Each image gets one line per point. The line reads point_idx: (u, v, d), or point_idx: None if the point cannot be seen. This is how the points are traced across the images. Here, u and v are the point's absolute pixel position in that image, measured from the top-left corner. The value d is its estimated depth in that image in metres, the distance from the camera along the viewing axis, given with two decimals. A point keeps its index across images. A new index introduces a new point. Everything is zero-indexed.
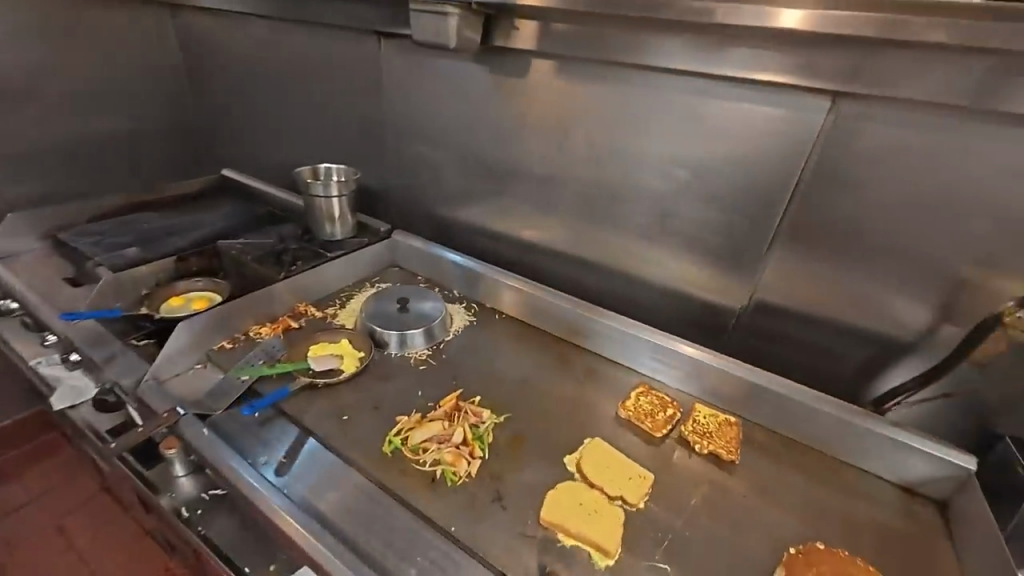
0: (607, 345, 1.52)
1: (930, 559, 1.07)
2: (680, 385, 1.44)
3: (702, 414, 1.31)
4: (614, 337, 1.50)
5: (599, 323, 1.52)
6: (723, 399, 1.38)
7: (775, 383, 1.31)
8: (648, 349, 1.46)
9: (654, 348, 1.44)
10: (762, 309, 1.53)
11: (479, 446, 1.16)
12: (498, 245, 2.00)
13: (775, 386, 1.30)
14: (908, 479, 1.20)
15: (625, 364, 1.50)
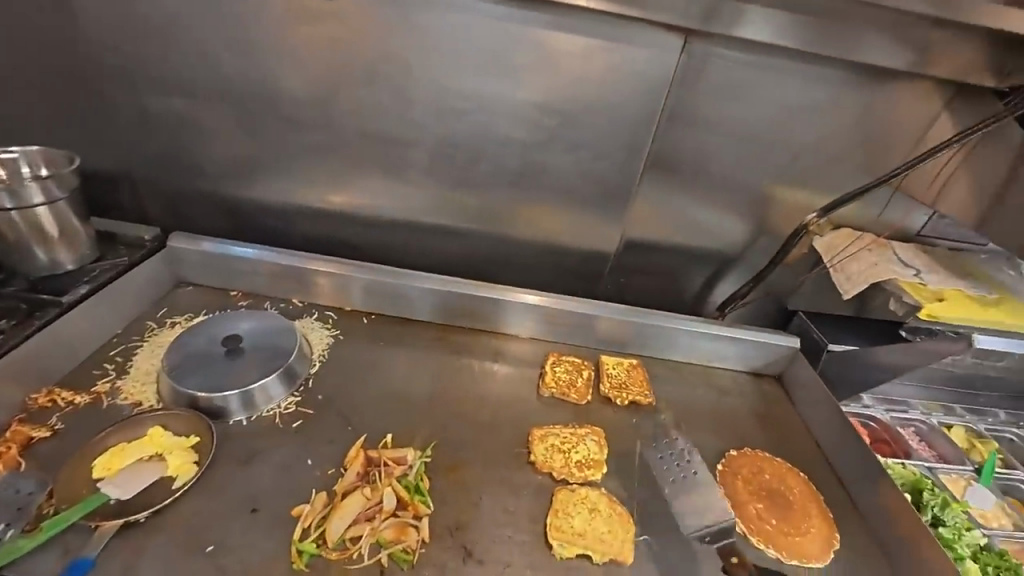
0: (503, 322, 1.40)
1: (790, 426, 1.33)
2: (583, 343, 1.43)
3: (611, 365, 1.35)
4: (509, 311, 1.39)
5: (489, 301, 1.37)
6: (623, 345, 1.43)
7: (661, 317, 1.42)
8: (549, 316, 1.40)
9: (551, 313, 1.38)
10: (629, 248, 1.60)
11: (420, 501, 0.94)
12: (333, 227, 1.57)
13: (662, 321, 1.41)
14: (756, 366, 1.46)
15: (528, 336, 1.42)
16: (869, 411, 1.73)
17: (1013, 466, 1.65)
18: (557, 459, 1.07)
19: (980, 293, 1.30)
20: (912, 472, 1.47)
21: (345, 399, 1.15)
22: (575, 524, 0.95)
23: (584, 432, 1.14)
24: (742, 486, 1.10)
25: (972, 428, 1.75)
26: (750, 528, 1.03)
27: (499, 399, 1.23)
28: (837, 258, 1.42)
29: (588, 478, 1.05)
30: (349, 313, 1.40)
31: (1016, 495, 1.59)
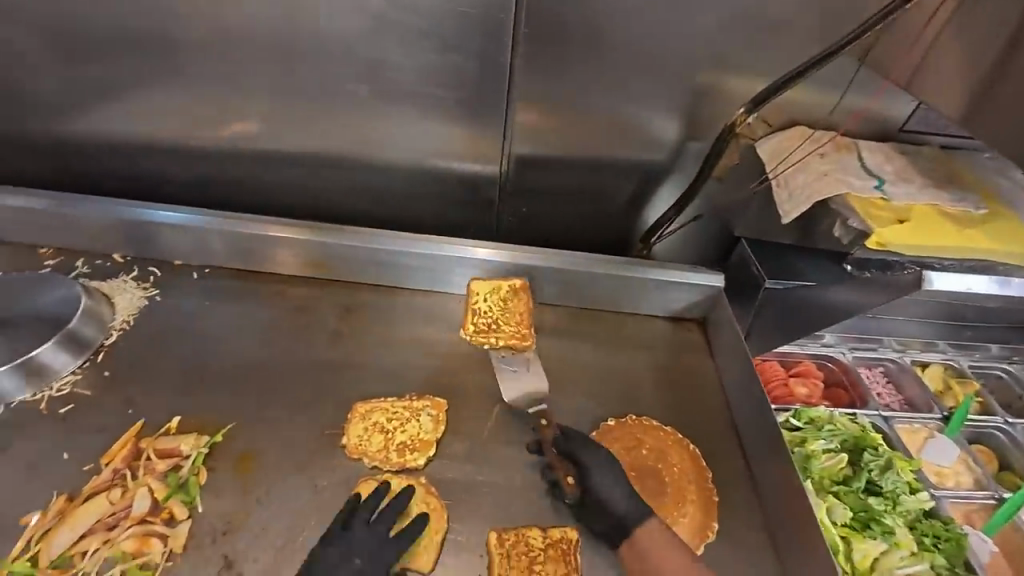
0: (440, 282, 1.17)
1: (700, 381, 1.10)
2: (456, 291, 1.17)
3: (483, 297, 1.09)
4: (445, 268, 1.15)
5: (419, 255, 1.13)
6: None
7: (551, 257, 1.15)
8: (410, 261, 1.14)
9: (495, 268, 1.15)
10: (523, 169, 1.29)
11: (182, 501, 0.78)
12: (162, 161, 1.30)
13: (550, 261, 1.14)
14: (676, 310, 1.20)
15: (389, 286, 1.17)
16: (829, 351, 1.48)
17: (992, 410, 1.41)
18: (373, 441, 0.88)
19: (965, 209, 0.97)
20: (858, 426, 1.23)
21: (138, 373, 0.97)
22: (368, 526, 0.79)
23: (421, 404, 0.94)
24: (610, 462, 0.88)
25: (954, 367, 1.49)
26: (603, 519, 0.83)
27: (334, 364, 1.03)
28: (780, 170, 1.08)
29: (408, 462, 0.87)
30: (177, 268, 1.18)
31: (989, 443, 1.37)
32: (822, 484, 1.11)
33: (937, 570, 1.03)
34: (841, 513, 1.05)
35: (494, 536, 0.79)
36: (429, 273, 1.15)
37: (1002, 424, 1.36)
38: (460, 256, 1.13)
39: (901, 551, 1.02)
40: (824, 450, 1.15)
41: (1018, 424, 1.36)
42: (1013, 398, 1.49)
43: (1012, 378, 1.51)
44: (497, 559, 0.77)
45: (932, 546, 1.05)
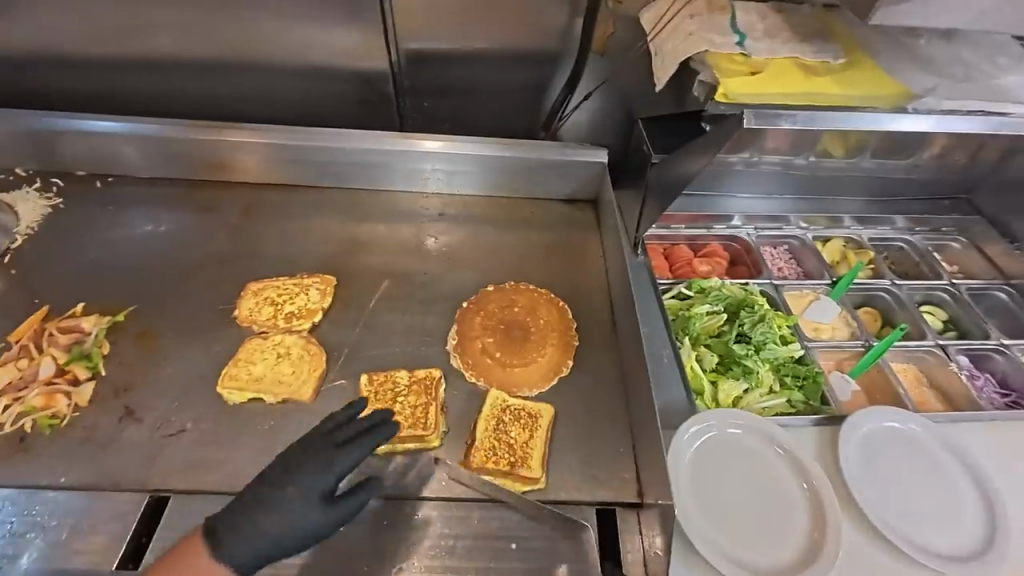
0: (394, 177, 1.22)
1: (586, 253, 1.17)
2: (439, 189, 1.24)
3: (381, 397, 0.87)
4: (399, 163, 1.20)
5: (377, 151, 1.18)
6: (479, 186, 1.24)
7: (501, 146, 1.21)
8: (386, 162, 1.20)
9: (445, 160, 1.20)
10: (415, 62, 1.28)
11: (86, 367, 0.87)
12: (50, 75, 1.28)
13: (497, 150, 1.20)
14: (570, 190, 1.26)
15: (380, 189, 1.23)
16: (734, 232, 1.55)
17: (882, 275, 1.50)
18: (263, 312, 0.97)
19: (824, 61, 0.99)
20: (746, 290, 1.33)
21: (45, 271, 1.03)
22: (254, 371, 0.88)
23: (309, 281, 1.02)
24: (471, 324, 0.98)
25: (854, 239, 1.56)
26: (467, 363, 0.93)
27: (232, 255, 1.09)
28: (656, 37, 1.09)
29: (292, 327, 0.95)
30: (81, 178, 1.21)
31: (875, 305, 1.47)
32: (698, 340, 1.21)
33: (794, 404, 1.15)
34: (709, 360, 1.17)
35: (364, 379, 0.89)
36: (408, 174, 1.21)
37: (889, 287, 1.45)
38: (409, 149, 1.17)
39: (759, 389, 1.14)
40: (707, 312, 1.25)
41: (902, 285, 1.45)
42: (909, 267, 1.55)
43: (911, 249, 1.57)
44: (368, 397, 0.87)
45: (793, 386, 1.17)
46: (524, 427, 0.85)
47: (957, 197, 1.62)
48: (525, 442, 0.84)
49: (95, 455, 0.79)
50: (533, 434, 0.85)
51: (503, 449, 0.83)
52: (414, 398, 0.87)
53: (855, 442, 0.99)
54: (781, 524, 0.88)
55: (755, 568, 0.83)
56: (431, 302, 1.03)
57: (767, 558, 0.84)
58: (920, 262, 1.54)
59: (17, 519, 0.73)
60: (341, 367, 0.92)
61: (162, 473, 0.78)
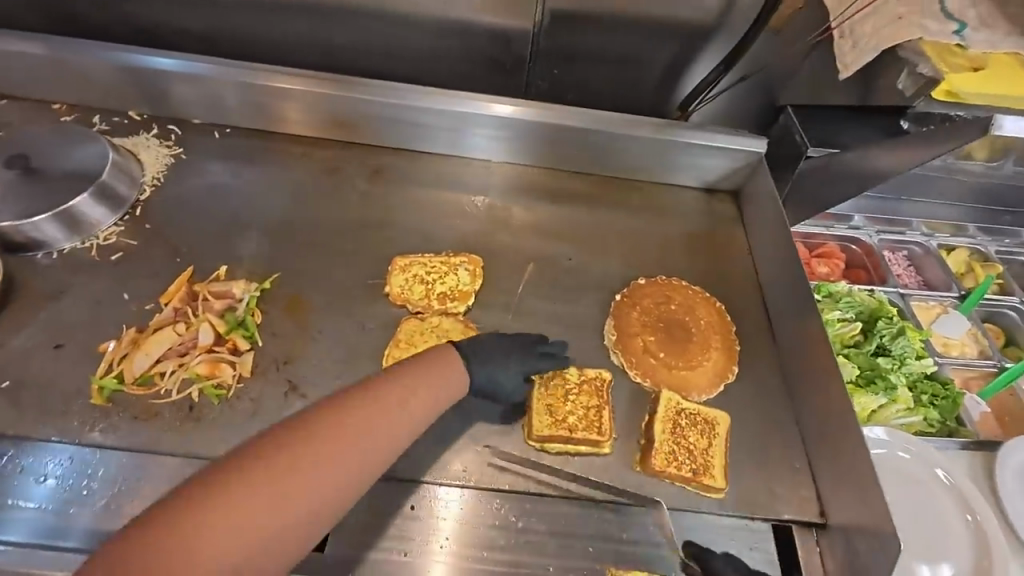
0: (455, 143, 1.13)
1: (730, 250, 1.10)
2: (501, 157, 1.15)
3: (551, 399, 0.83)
4: (460, 127, 1.11)
5: (439, 112, 1.09)
6: (543, 157, 1.14)
7: (576, 117, 1.10)
8: (447, 124, 1.10)
9: (516, 127, 1.09)
10: (557, 24, 1.17)
11: (243, 336, 0.84)
12: (164, 10, 1.18)
13: (575, 123, 1.09)
14: (711, 180, 1.17)
15: (431, 152, 1.15)
16: (855, 233, 1.48)
17: (1010, 292, 1.43)
18: (414, 290, 0.92)
19: None
20: (876, 299, 1.27)
21: (178, 227, 0.98)
22: (418, 355, 0.84)
23: (457, 260, 0.96)
24: (629, 320, 0.93)
25: (979, 251, 1.49)
26: (630, 361, 0.89)
27: (368, 223, 1.03)
28: (845, 18, 0.97)
29: (447, 309, 0.91)
30: (200, 128, 1.14)
31: (1000, 323, 1.40)
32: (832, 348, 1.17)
33: (931, 423, 1.11)
34: (847, 371, 1.12)
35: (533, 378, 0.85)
36: (471, 138, 1.12)
37: (1018, 305, 1.39)
38: (478, 111, 1.08)
39: (898, 405, 1.10)
40: (840, 319, 1.20)
41: None
42: None
43: None
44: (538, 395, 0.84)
45: (928, 404, 1.13)
46: (703, 434, 0.82)
47: None
48: (703, 447, 0.81)
49: (267, 430, 0.77)
50: (710, 441, 0.81)
51: (679, 448, 0.80)
52: (585, 399, 0.84)
53: (1011, 469, 0.96)
54: (939, 547, 0.86)
55: None
56: (582, 292, 0.98)
57: None
58: None
59: None
60: None
61: None
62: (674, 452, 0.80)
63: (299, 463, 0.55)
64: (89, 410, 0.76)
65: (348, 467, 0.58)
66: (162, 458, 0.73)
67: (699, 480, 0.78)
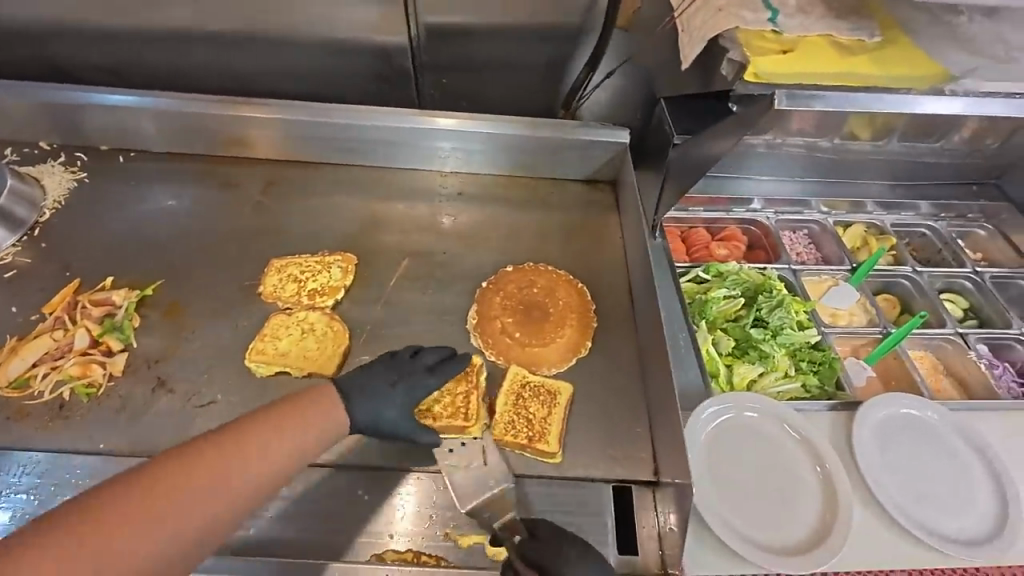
0: (392, 154, 1.21)
1: (603, 235, 1.16)
2: (450, 167, 1.23)
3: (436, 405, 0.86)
4: (396, 139, 1.19)
5: (381, 127, 1.17)
6: (477, 163, 1.23)
7: (499, 122, 1.19)
8: (383, 138, 1.19)
9: (460, 138, 1.18)
10: (433, 37, 1.25)
11: (117, 338, 0.90)
12: (71, 47, 1.28)
13: (492, 128, 1.18)
14: (590, 171, 1.24)
15: (349, 163, 1.23)
16: (753, 215, 1.53)
17: (903, 262, 1.48)
18: (287, 288, 0.98)
19: (858, 38, 0.94)
20: (764, 275, 1.32)
21: (73, 245, 1.05)
22: (280, 346, 0.90)
23: (331, 259, 1.03)
24: (492, 303, 0.99)
25: (875, 225, 1.54)
26: (488, 342, 0.95)
27: (254, 231, 1.10)
28: (681, 10, 1.03)
29: (316, 304, 0.97)
30: (104, 153, 1.22)
31: (895, 292, 1.45)
32: (715, 323, 1.22)
33: (809, 388, 1.15)
34: (725, 344, 1.17)
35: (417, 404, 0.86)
36: (415, 148, 1.20)
37: (910, 273, 1.43)
38: (424, 126, 1.16)
39: (775, 373, 1.15)
40: (724, 296, 1.25)
41: (924, 272, 1.43)
42: (931, 253, 1.53)
43: (934, 236, 1.54)
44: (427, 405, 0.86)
45: (808, 370, 1.17)
46: (542, 404, 0.87)
47: (986, 181, 1.59)
48: (542, 416, 0.86)
49: (132, 423, 0.82)
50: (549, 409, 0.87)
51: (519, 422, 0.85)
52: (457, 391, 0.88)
53: (870, 425, 1.00)
54: (790, 502, 0.90)
55: (764, 545, 0.86)
56: (450, 282, 1.04)
57: (775, 536, 0.87)
58: (944, 249, 1.52)
59: (64, 481, 0.77)
60: (363, 344, 0.94)
61: (194, 442, 0.81)
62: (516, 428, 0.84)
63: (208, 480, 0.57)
64: None
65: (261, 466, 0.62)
66: (30, 454, 0.79)
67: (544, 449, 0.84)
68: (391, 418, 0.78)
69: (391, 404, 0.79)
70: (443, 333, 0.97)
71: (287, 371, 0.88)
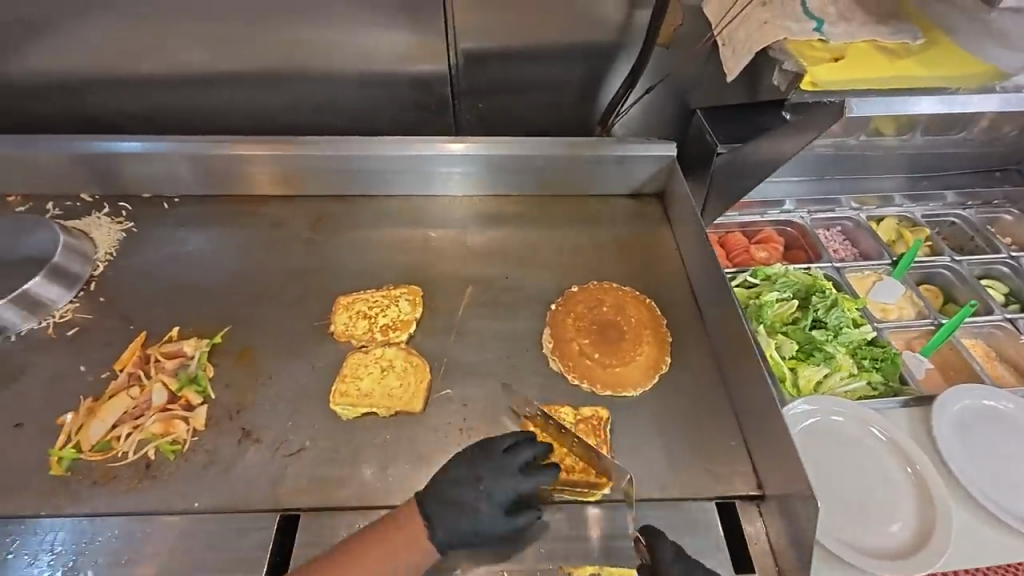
0: (423, 183, 1.21)
1: (658, 248, 1.17)
2: (460, 193, 1.23)
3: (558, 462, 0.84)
4: (421, 169, 1.19)
5: (394, 157, 1.17)
6: (486, 186, 1.23)
7: (524, 146, 1.19)
8: (396, 168, 1.18)
9: (467, 162, 1.19)
10: (472, 63, 1.27)
11: (195, 391, 0.88)
12: (108, 96, 1.27)
13: (503, 150, 1.18)
14: (636, 185, 1.25)
15: (383, 196, 1.22)
16: (787, 216, 1.55)
17: (940, 252, 1.50)
18: (359, 326, 0.97)
19: (902, 42, 0.96)
20: (811, 275, 1.34)
21: (132, 297, 1.03)
22: (363, 386, 0.89)
23: (397, 292, 1.02)
24: (566, 326, 0.99)
25: (906, 217, 1.57)
26: (567, 365, 0.94)
27: (313, 269, 1.09)
28: (724, 26, 1.05)
29: (390, 340, 0.96)
30: (149, 200, 1.21)
31: (935, 282, 1.47)
32: (773, 327, 1.23)
33: (875, 386, 1.15)
34: (787, 348, 1.18)
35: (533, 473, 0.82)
36: (426, 175, 1.20)
37: (949, 263, 1.45)
38: (430, 152, 1.17)
39: (841, 372, 1.15)
40: (777, 299, 1.26)
41: (962, 261, 1.45)
42: (963, 242, 1.56)
43: (964, 224, 1.56)
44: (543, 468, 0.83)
45: (870, 368, 1.18)
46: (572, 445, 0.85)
47: (1007, 168, 1.63)
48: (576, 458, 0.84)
49: (223, 478, 0.80)
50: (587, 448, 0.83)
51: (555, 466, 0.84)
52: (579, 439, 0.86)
53: (947, 419, 1.01)
54: (886, 505, 0.90)
55: (865, 549, 0.85)
56: (518, 307, 1.04)
57: (877, 541, 0.86)
58: (975, 236, 1.55)
59: (163, 545, 0.74)
60: (443, 377, 0.93)
61: (290, 492, 0.79)
62: (567, 471, 0.83)
63: None
64: (50, 483, 0.79)
65: None
66: (123, 519, 0.76)
67: (601, 488, 0.81)
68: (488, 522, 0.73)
69: (482, 501, 0.73)
70: (521, 360, 0.96)
71: (374, 411, 0.87)
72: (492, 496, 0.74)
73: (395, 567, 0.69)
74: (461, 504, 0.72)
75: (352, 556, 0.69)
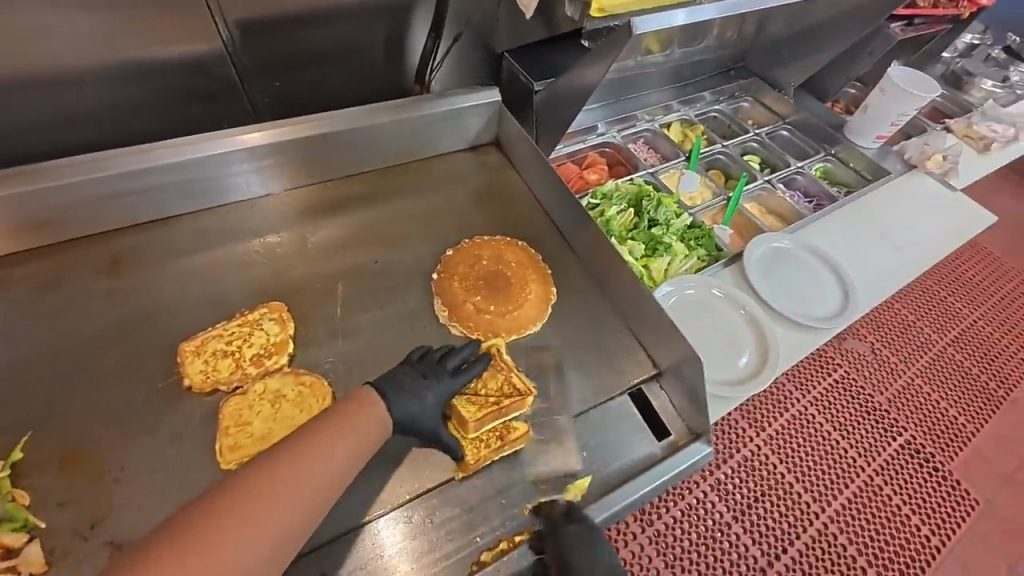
0: (221, 190, 1.01)
1: (512, 193, 1.21)
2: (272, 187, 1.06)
3: (483, 395, 0.86)
4: (216, 174, 0.99)
5: (174, 167, 0.94)
6: (300, 175, 1.08)
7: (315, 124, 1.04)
8: (183, 178, 0.96)
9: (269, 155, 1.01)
10: (251, 37, 1.08)
11: (11, 531, 0.65)
12: None
13: (307, 130, 1.03)
14: (472, 137, 1.25)
15: (183, 213, 1.00)
16: (603, 138, 1.75)
17: (714, 141, 1.86)
18: (224, 366, 0.82)
19: None
20: (636, 184, 1.54)
21: None
22: (255, 430, 0.76)
23: (257, 315, 0.88)
24: (456, 287, 0.98)
25: (686, 119, 1.90)
26: (469, 326, 0.94)
27: (127, 324, 0.86)
28: None
29: (269, 368, 0.83)
30: None
31: (718, 166, 1.82)
32: (621, 236, 1.41)
33: (704, 258, 1.42)
34: (637, 249, 1.37)
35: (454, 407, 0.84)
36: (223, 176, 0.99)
37: (722, 148, 1.82)
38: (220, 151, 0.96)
39: (679, 256, 1.38)
40: (617, 211, 1.44)
41: (729, 145, 1.83)
42: (725, 130, 1.95)
43: (723, 116, 1.96)
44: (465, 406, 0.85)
45: (697, 246, 1.44)
46: (494, 377, 0.88)
47: (736, 67, 2.06)
48: (495, 386, 0.87)
49: None
50: (508, 371, 0.89)
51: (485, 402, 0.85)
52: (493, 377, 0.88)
53: (753, 265, 1.31)
54: (736, 344, 1.15)
55: (731, 382, 1.09)
56: (399, 287, 0.98)
57: (736, 373, 1.11)
58: (732, 124, 1.95)
59: None
60: (345, 385, 0.85)
61: None
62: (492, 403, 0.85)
63: (253, 507, 0.57)
64: None
65: (305, 490, 0.61)
66: None
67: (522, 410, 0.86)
68: (425, 413, 0.78)
69: (428, 392, 0.79)
70: (422, 338, 0.93)
71: None
72: (434, 391, 0.79)
73: (359, 442, 0.69)
74: (406, 393, 0.77)
75: (312, 426, 0.67)
